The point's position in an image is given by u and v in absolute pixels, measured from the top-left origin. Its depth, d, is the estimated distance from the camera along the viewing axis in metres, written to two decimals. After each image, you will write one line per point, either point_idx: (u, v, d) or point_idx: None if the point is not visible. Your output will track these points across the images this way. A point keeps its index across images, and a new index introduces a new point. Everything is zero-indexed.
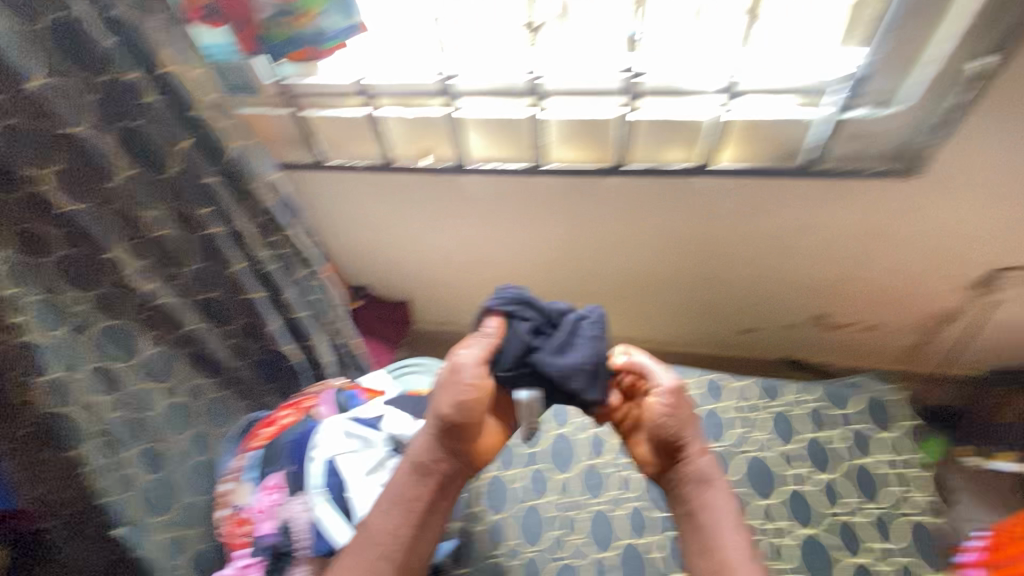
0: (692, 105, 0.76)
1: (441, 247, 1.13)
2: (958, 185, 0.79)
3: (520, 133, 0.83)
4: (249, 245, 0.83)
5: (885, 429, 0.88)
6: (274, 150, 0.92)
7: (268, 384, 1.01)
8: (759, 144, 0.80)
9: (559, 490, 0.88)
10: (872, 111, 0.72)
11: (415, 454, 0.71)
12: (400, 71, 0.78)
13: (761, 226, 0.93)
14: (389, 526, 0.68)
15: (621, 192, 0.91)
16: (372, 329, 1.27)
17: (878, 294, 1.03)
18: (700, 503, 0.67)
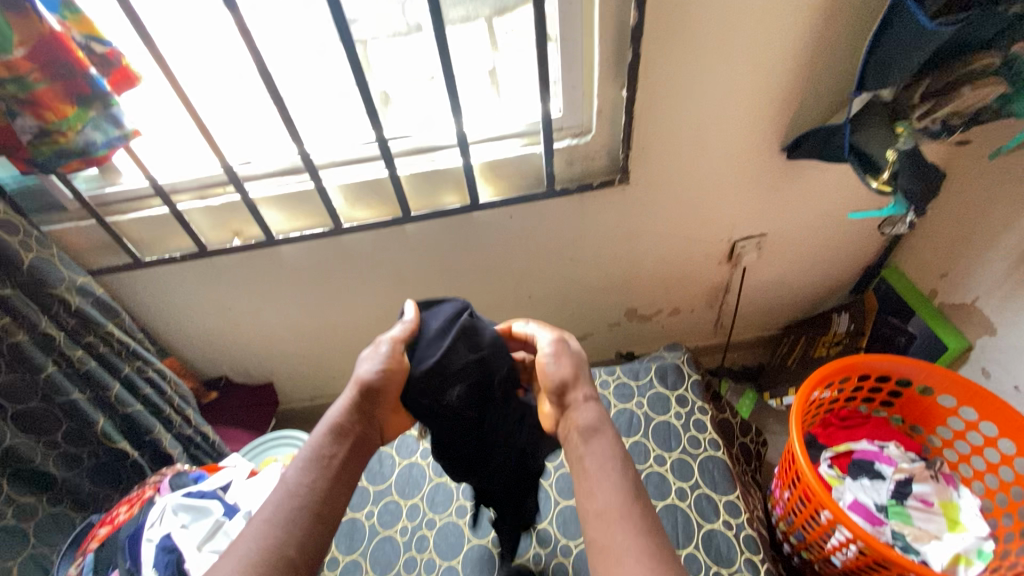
0: (445, 158, 0.94)
1: (283, 319, 1.20)
2: (668, 183, 1.01)
3: (313, 204, 0.96)
4: (63, 348, 0.86)
5: (675, 386, 1.04)
6: (90, 259, 0.99)
7: (111, 486, 1.00)
8: (510, 180, 0.99)
9: (409, 515, 0.93)
10: (573, 141, 0.93)
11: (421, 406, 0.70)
12: (189, 168, 0.89)
13: (545, 244, 1.10)
14: (305, 482, 0.59)
15: (421, 239, 1.06)
16: (236, 416, 1.28)
17: (662, 282, 1.23)
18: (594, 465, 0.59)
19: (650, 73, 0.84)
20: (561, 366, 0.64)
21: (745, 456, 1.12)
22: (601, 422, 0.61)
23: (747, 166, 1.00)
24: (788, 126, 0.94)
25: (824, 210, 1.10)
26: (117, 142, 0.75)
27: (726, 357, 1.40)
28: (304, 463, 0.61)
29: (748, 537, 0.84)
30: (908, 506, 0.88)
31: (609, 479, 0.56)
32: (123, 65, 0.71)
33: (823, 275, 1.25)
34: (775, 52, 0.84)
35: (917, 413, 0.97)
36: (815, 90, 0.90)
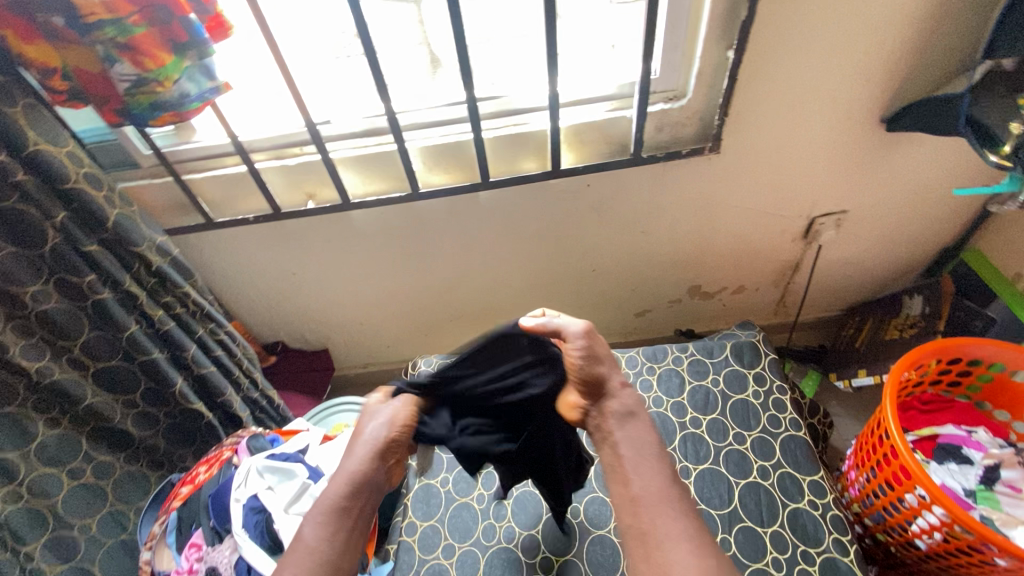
0: (529, 121, 0.91)
1: (347, 286, 1.19)
2: (758, 153, 0.97)
3: (392, 167, 0.94)
4: (144, 307, 0.85)
5: (751, 364, 1.01)
6: (162, 218, 0.97)
7: (185, 446, 1.00)
8: (594, 146, 0.95)
9: (485, 483, 0.93)
10: (667, 105, 0.89)
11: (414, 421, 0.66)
12: (273, 125, 0.86)
13: (621, 215, 1.07)
14: (328, 536, 0.58)
15: (495, 208, 1.03)
16: (293, 382, 1.29)
17: (732, 258, 1.20)
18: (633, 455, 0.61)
19: (763, 34, 0.79)
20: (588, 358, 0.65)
21: (813, 437, 1.12)
22: (637, 405, 0.64)
23: (842, 138, 0.96)
24: (894, 96, 0.89)
25: (913, 187, 1.05)
26: (209, 95, 0.72)
27: (792, 336, 1.38)
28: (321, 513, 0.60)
29: (835, 517, 0.83)
30: (996, 491, 0.86)
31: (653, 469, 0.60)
32: (217, 12, 0.68)
33: (898, 255, 1.21)
34: (898, 13, 0.78)
35: (1004, 399, 0.94)
36: (932, 58, 0.84)
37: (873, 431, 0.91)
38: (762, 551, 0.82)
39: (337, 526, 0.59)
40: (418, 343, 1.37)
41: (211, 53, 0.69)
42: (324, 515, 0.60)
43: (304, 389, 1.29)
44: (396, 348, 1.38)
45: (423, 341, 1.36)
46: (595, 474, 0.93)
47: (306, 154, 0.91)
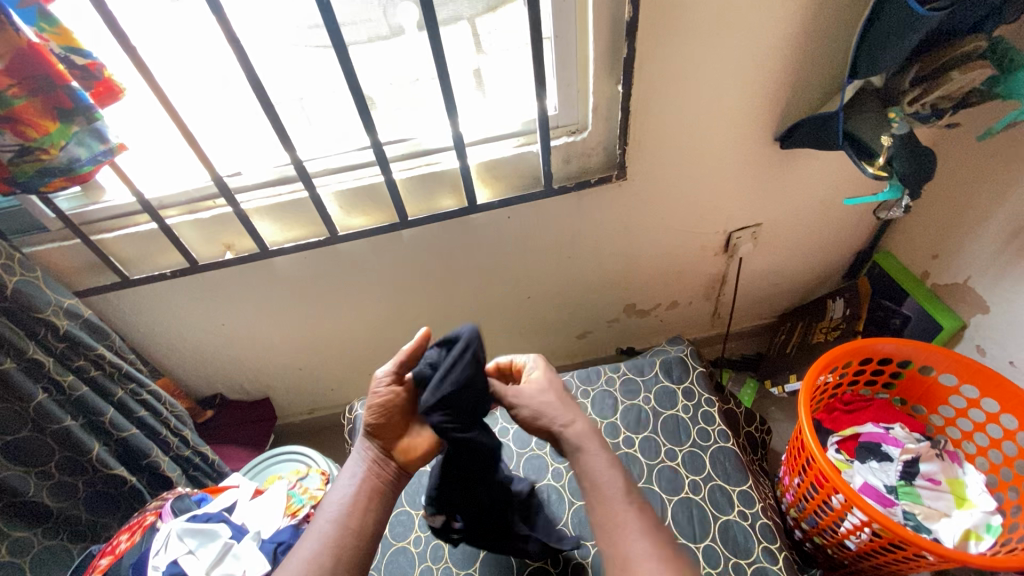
0: (440, 161, 0.94)
1: (280, 334, 1.17)
2: (665, 177, 1.01)
3: (309, 214, 0.95)
4: (52, 374, 0.82)
5: (681, 379, 1.04)
6: (76, 280, 0.95)
7: (109, 514, 0.97)
8: (507, 181, 0.98)
9: (421, 525, 0.92)
10: (570, 138, 0.93)
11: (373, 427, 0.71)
12: (182, 181, 0.87)
13: (545, 244, 1.09)
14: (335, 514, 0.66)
15: (419, 246, 1.04)
16: (232, 435, 1.25)
17: (661, 277, 1.23)
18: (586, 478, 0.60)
19: (647, 67, 0.83)
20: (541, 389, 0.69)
21: (751, 445, 1.13)
22: (593, 432, 0.64)
23: (742, 157, 1.01)
24: (781, 116, 0.95)
25: (817, 197, 1.11)
26: (102, 157, 0.72)
27: (726, 346, 1.42)
28: (339, 509, 0.67)
29: (763, 526, 0.85)
30: (916, 486, 0.90)
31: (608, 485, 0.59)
32: (105, 76, 0.69)
33: (817, 262, 1.27)
34: (768, 43, 0.84)
35: (919, 394, 0.99)
36: (809, 80, 0.90)
37: (797, 435, 0.93)
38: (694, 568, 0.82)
39: (359, 514, 0.67)
40: (363, 385, 1.35)
41: (98, 118, 0.69)
42: (341, 513, 0.66)
43: (243, 441, 1.26)
44: (340, 391, 1.36)
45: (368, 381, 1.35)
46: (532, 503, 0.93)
47: (219, 206, 0.92)
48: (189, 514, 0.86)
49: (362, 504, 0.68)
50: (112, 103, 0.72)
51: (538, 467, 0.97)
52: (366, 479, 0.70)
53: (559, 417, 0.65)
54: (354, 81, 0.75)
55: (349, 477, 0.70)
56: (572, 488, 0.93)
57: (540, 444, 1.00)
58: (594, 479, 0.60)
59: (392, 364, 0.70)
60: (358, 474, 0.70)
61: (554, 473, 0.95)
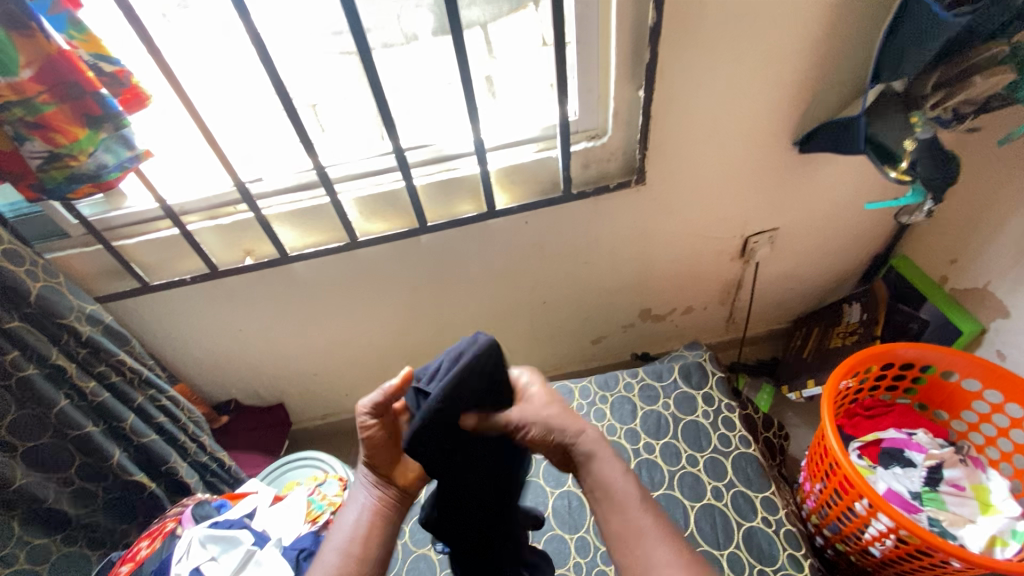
0: (460, 166, 0.94)
1: (296, 340, 1.17)
2: (683, 182, 1.01)
3: (328, 220, 0.95)
4: (74, 380, 0.82)
5: (700, 385, 1.03)
6: (95, 286, 0.95)
7: (128, 521, 0.97)
8: (526, 186, 0.98)
9: (442, 532, 0.92)
10: (590, 143, 0.93)
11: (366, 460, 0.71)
12: (205, 187, 0.87)
13: (562, 249, 1.09)
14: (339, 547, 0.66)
15: (437, 252, 1.04)
16: (247, 442, 1.25)
17: (677, 283, 1.23)
18: (600, 489, 0.62)
19: (669, 72, 0.83)
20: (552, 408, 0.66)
21: (770, 451, 1.12)
22: (603, 441, 0.66)
23: (761, 162, 1.01)
24: (800, 121, 0.95)
25: (834, 201, 1.11)
26: (129, 164, 0.73)
27: (742, 351, 1.42)
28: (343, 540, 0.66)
29: (788, 533, 0.84)
30: (940, 492, 0.89)
31: (622, 497, 0.62)
32: (132, 83, 0.69)
33: (832, 266, 1.27)
34: (789, 48, 0.84)
35: (940, 399, 0.99)
36: (829, 84, 0.90)
37: (820, 440, 0.93)
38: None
39: (363, 543, 0.66)
40: (376, 390, 1.35)
41: (126, 124, 0.70)
42: (346, 540, 0.66)
43: (259, 447, 1.25)
44: (354, 397, 1.36)
45: (381, 387, 1.35)
46: (552, 510, 0.92)
47: (240, 212, 0.92)
48: (211, 520, 0.86)
49: (366, 532, 0.67)
50: (138, 110, 0.72)
51: (558, 474, 0.97)
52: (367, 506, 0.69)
53: (571, 428, 0.65)
54: (378, 88, 0.76)
55: (352, 507, 0.70)
56: None
57: None
58: (610, 495, 0.62)
59: (374, 394, 0.69)
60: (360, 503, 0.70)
61: (574, 479, 0.95)
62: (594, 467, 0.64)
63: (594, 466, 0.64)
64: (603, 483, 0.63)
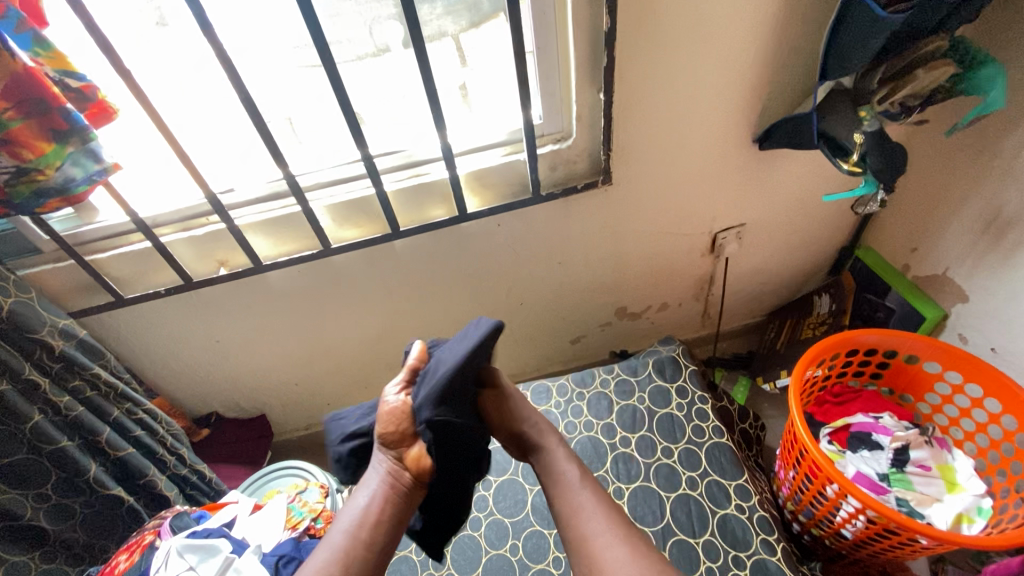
0: (430, 171, 0.96)
1: (275, 351, 1.18)
2: (650, 181, 1.04)
3: (301, 229, 0.97)
4: (48, 395, 0.82)
5: (673, 378, 1.05)
6: (69, 300, 0.95)
7: (106, 537, 0.97)
8: (496, 188, 1.00)
9: (422, 532, 0.93)
10: (556, 146, 0.96)
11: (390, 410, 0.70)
12: (177, 199, 0.89)
13: (536, 251, 1.11)
14: (362, 506, 0.64)
15: (411, 258, 1.06)
16: (228, 454, 1.25)
17: (650, 280, 1.26)
18: (578, 512, 0.67)
19: (627, 75, 0.86)
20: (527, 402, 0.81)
21: (746, 441, 1.14)
22: (586, 480, 0.71)
23: (723, 160, 1.04)
24: (758, 119, 0.98)
25: (797, 196, 1.15)
26: (97, 177, 0.74)
27: (718, 346, 1.45)
28: (351, 523, 0.63)
29: (761, 518, 0.86)
30: (908, 473, 0.92)
31: (594, 516, 0.66)
32: (99, 98, 0.71)
33: (801, 259, 1.30)
34: (742, 50, 0.88)
35: (905, 383, 1.02)
36: (783, 84, 0.94)
37: (790, 428, 0.95)
38: (695, 562, 0.84)
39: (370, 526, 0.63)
40: (358, 399, 1.36)
41: (93, 138, 0.71)
42: (355, 524, 0.63)
43: (240, 459, 1.25)
44: (336, 405, 1.36)
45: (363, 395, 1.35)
46: (532, 506, 0.94)
47: (213, 223, 0.93)
48: (189, 530, 0.87)
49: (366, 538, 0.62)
50: (106, 123, 0.74)
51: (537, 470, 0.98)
52: (380, 490, 0.65)
53: (555, 447, 0.76)
54: (344, 97, 0.78)
55: (365, 488, 0.65)
56: None
57: None
58: (586, 514, 0.66)
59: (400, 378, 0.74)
60: (372, 486, 0.65)
61: None
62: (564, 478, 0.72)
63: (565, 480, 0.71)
64: (571, 503, 0.68)
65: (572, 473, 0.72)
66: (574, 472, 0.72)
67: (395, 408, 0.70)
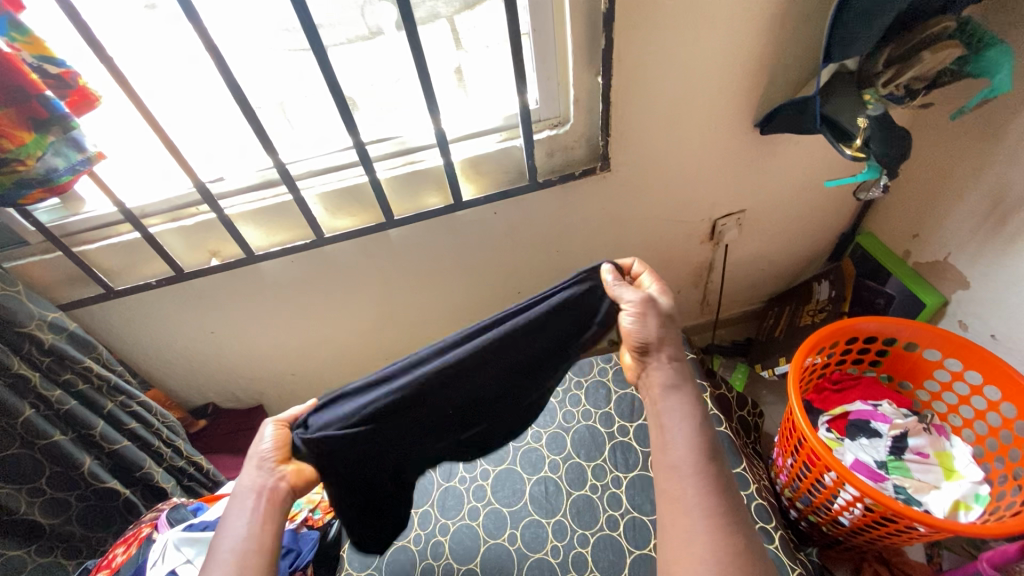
0: (425, 158, 0.94)
1: (271, 342, 1.17)
2: (649, 168, 1.02)
3: (294, 218, 0.95)
4: (39, 389, 0.81)
5: None
6: (59, 293, 0.93)
7: (103, 529, 0.97)
8: (492, 176, 0.98)
9: (421, 523, 0.93)
10: (553, 131, 0.93)
11: (261, 440, 0.67)
12: (166, 189, 0.87)
13: (533, 239, 1.09)
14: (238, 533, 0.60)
15: (406, 248, 1.04)
16: (225, 444, 1.24)
17: (649, 268, 1.24)
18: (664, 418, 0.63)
19: (626, 58, 0.84)
20: (647, 328, 0.67)
21: (745, 429, 1.14)
22: (675, 385, 0.65)
23: (724, 145, 1.02)
24: (760, 103, 0.96)
25: (798, 181, 1.13)
26: (80, 167, 0.72)
27: (716, 333, 1.44)
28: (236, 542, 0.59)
29: (759, 507, 0.86)
30: (906, 460, 0.92)
31: (677, 442, 0.60)
32: (80, 85, 0.68)
33: (801, 245, 1.29)
34: (744, 32, 0.85)
35: (905, 369, 1.01)
36: (785, 68, 0.92)
37: (788, 416, 0.94)
38: None
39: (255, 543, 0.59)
40: None
41: (74, 127, 0.69)
42: (239, 543, 0.59)
43: (238, 449, 1.25)
44: None
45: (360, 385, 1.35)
46: (530, 496, 0.94)
47: (203, 213, 0.91)
48: (187, 523, 0.86)
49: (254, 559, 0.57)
50: (88, 111, 0.71)
51: (535, 460, 0.98)
52: (257, 505, 0.62)
53: (654, 361, 0.66)
54: (333, 82, 0.75)
55: (239, 510, 0.62)
56: (569, 479, 0.95)
57: (536, 438, 1.00)
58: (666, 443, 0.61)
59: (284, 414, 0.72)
60: (248, 504, 0.62)
61: (551, 465, 0.97)
62: (657, 390, 0.65)
63: (657, 391, 0.65)
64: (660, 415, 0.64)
65: (665, 377, 0.66)
66: (667, 377, 0.66)
67: (273, 440, 0.67)
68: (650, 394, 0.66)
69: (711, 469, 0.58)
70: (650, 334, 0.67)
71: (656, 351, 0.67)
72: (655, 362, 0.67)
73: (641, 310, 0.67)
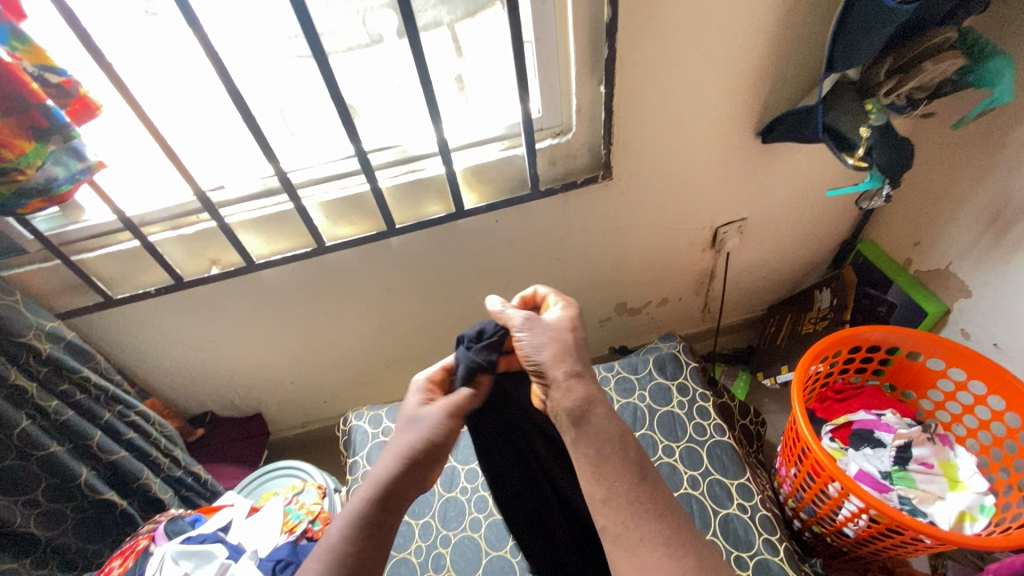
0: (426, 166, 0.94)
1: (269, 350, 1.16)
2: (650, 176, 1.02)
3: (294, 227, 0.94)
4: (36, 400, 0.80)
5: (674, 375, 1.04)
6: (56, 302, 0.92)
7: (99, 541, 0.95)
8: (494, 184, 0.98)
9: (421, 534, 0.93)
10: (555, 140, 0.93)
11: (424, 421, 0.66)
12: (165, 197, 0.87)
13: (535, 247, 1.09)
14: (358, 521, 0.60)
15: (407, 256, 1.04)
16: (224, 453, 1.23)
17: (650, 276, 1.24)
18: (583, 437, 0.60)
19: (628, 66, 0.84)
20: (547, 330, 0.66)
21: (747, 438, 1.13)
22: (593, 397, 0.62)
23: (725, 153, 1.02)
24: (761, 111, 0.96)
25: (799, 190, 1.13)
26: (80, 176, 0.71)
27: (717, 341, 1.44)
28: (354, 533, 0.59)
29: (763, 518, 0.86)
30: (910, 470, 0.91)
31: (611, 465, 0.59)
32: (81, 94, 0.68)
33: (801, 253, 1.29)
34: (745, 42, 0.85)
35: (908, 379, 1.01)
36: (786, 77, 0.92)
37: (792, 426, 0.93)
38: None
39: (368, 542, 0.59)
40: (354, 396, 1.34)
41: (75, 136, 0.68)
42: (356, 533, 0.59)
43: (237, 458, 1.24)
44: (332, 403, 1.35)
45: (358, 392, 1.34)
46: None
47: (203, 221, 0.90)
48: (183, 536, 0.86)
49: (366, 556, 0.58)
50: (89, 120, 0.71)
51: None
52: (388, 499, 0.62)
53: (558, 368, 0.63)
54: (334, 88, 0.75)
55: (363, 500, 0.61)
56: None
57: None
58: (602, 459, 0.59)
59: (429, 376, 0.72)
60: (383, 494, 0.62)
61: None
62: (570, 400, 0.61)
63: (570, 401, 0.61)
64: (585, 429, 0.60)
65: (575, 394, 0.62)
66: (578, 393, 0.62)
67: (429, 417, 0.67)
68: (563, 422, 0.63)
69: (644, 490, 0.58)
70: (541, 346, 0.64)
71: (557, 371, 0.63)
72: (555, 381, 0.63)
73: (531, 319, 0.67)
